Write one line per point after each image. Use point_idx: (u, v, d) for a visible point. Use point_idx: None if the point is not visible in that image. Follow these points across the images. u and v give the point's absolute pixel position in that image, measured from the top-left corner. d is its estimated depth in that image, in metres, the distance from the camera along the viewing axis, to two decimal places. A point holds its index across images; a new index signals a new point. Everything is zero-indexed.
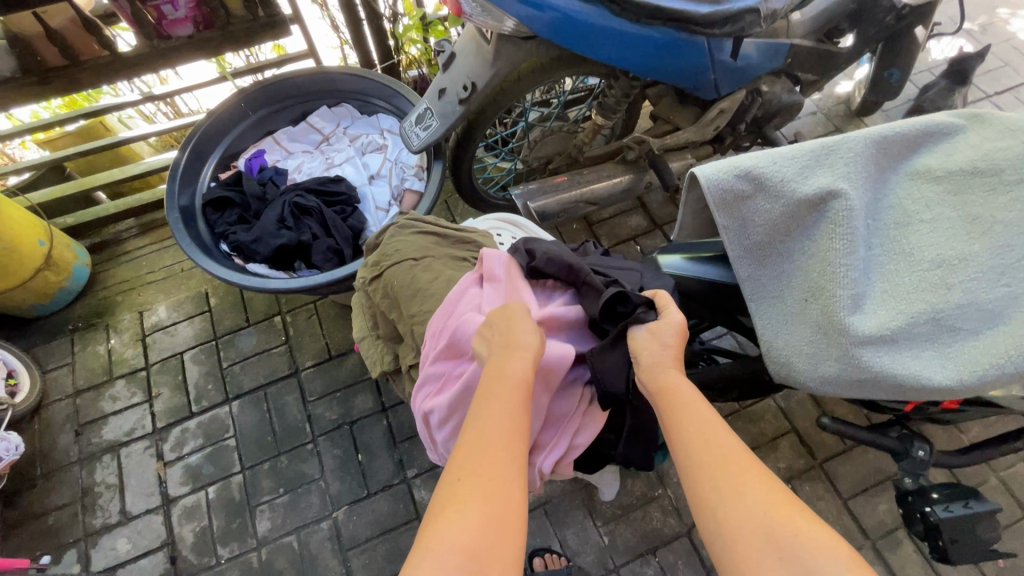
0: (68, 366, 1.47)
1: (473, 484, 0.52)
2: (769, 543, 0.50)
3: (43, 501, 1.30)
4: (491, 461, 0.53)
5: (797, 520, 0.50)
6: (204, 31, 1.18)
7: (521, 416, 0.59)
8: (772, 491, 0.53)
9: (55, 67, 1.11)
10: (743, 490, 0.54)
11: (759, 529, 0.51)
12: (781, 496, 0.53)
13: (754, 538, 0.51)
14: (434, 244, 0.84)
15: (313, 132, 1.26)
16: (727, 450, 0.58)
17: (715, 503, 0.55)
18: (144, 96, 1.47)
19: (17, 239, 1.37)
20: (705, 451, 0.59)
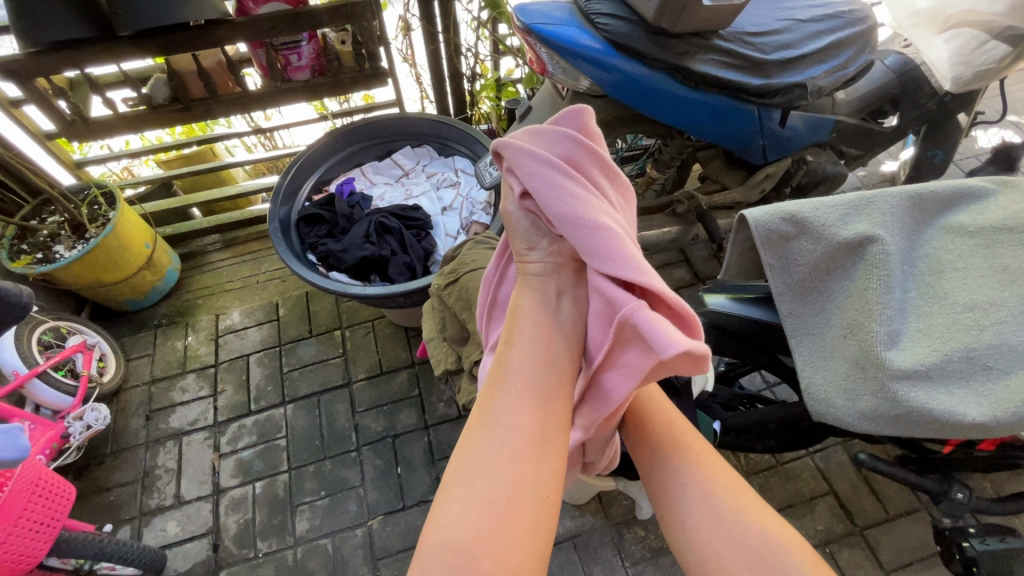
0: (148, 357, 1.62)
1: (482, 478, 0.58)
2: (734, 543, 0.64)
3: (109, 477, 1.41)
4: (504, 427, 0.61)
5: (761, 522, 0.65)
6: (318, 77, 1.39)
7: (531, 384, 0.65)
8: (738, 500, 0.68)
9: (197, 98, 1.33)
10: (709, 495, 0.69)
11: (731, 538, 0.65)
12: (747, 503, 0.68)
13: (721, 539, 0.66)
14: None
15: (395, 168, 1.42)
16: (693, 462, 0.73)
17: (694, 511, 0.69)
18: (252, 129, 1.69)
19: (129, 237, 1.57)
20: (677, 462, 0.73)
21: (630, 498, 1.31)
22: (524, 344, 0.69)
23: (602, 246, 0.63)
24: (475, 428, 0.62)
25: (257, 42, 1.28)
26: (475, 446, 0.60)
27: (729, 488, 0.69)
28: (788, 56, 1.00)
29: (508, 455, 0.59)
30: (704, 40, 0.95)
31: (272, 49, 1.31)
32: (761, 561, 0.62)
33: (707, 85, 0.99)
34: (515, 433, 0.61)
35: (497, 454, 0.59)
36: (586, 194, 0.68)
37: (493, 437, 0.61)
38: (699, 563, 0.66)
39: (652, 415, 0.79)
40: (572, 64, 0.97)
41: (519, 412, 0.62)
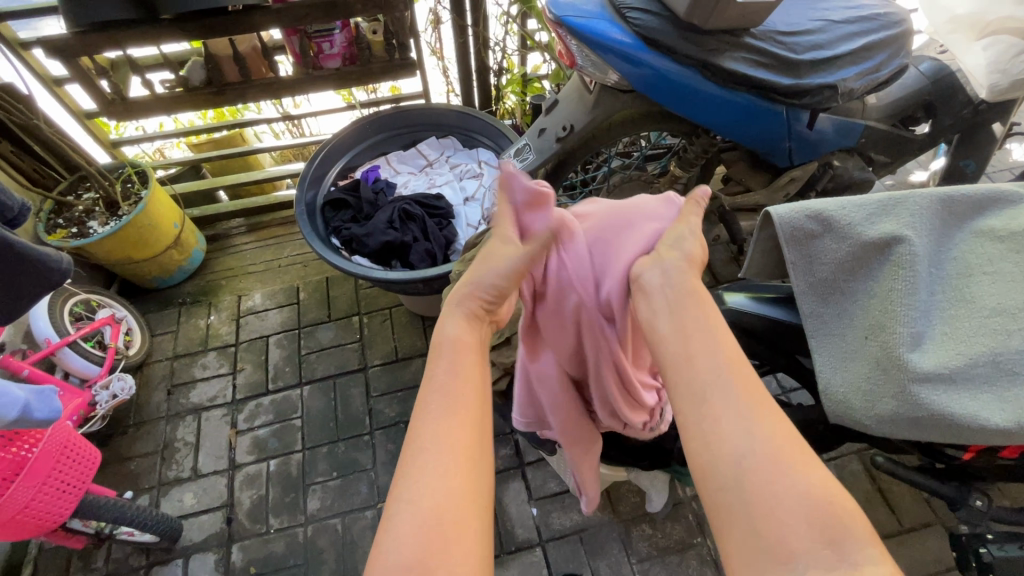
0: (172, 334, 1.67)
1: (426, 498, 0.54)
2: (789, 498, 0.50)
3: (130, 447, 1.45)
4: (441, 437, 0.58)
5: (816, 475, 0.51)
6: (348, 65, 1.42)
7: (463, 387, 0.63)
8: (793, 446, 0.53)
9: (231, 82, 1.37)
10: (761, 434, 0.54)
11: (781, 492, 0.50)
12: (800, 452, 0.53)
13: (770, 489, 0.50)
14: None
15: (420, 158, 1.44)
16: (746, 395, 0.57)
17: (743, 447, 0.53)
18: (281, 115, 1.73)
19: (159, 216, 1.61)
20: (728, 382, 0.57)
21: (639, 496, 1.31)
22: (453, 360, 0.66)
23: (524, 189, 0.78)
24: (412, 453, 0.58)
25: (292, 29, 1.31)
26: (414, 470, 0.56)
27: (784, 431, 0.54)
28: (820, 57, 0.99)
29: (446, 471, 0.56)
30: (736, 38, 0.95)
31: (306, 36, 1.34)
32: (815, 526, 0.48)
33: (736, 83, 0.99)
34: (448, 450, 0.57)
35: (438, 470, 0.55)
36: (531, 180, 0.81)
37: (429, 458, 0.57)
38: (737, 513, 0.51)
39: (695, 336, 0.63)
40: (601, 57, 0.97)
41: (454, 418, 0.60)
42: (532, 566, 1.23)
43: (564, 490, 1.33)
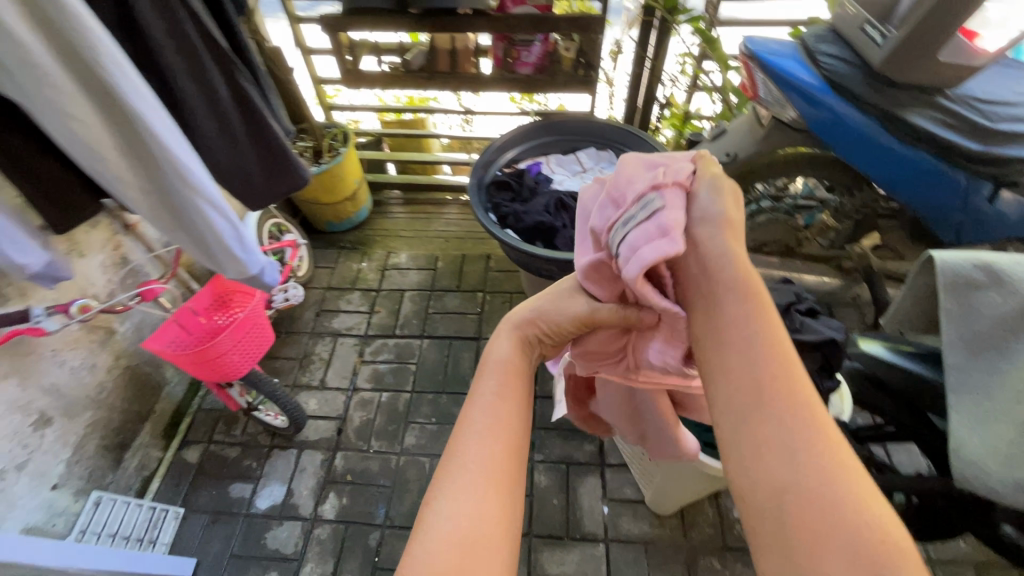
0: (330, 269, 1.96)
1: (463, 512, 0.52)
2: (822, 524, 0.43)
3: (279, 349, 1.73)
4: (478, 468, 0.56)
5: (857, 498, 0.44)
6: (537, 74, 1.62)
7: (500, 420, 0.61)
8: (836, 467, 0.46)
9: (442, 71, 1.64)
10: (802, 454, 0.47)
11: (828, 520, 0.43)
12: (845, 471, 0.46)
13: (805, 513, 0.44)
14: None
15: (577, 163, 1.59)
16: (792, 411, 0.50)
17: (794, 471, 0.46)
18: (464, 108, 1.99)
19: (349, 171, 1.93)
20: (773, 395, 0.51)
21: (714, 529, 1.29)
22: (489, 382, 0.66)
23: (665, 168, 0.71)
24: (449, 467, 0.57)
25: (503, 36, 1.54)
26: (453, 484, 0.55)
27: (833, 450, 0.47)
28: (1019, 129, 0.97)
29: (484, 491, 0.55)
30: (927, 97, 0.98)
31: (511, 44, 1.57)
32: (854, 557, 0.40)
33: (916, 139, 1.02)
34: (488, 468, 0.56)
35: (469, 496, 0.54)
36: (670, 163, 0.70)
37: (466, 472, 0.56)
38: (775, 536, 0.44)
39: (748, 348, 0.55)
40: (784, 94, 1.05)
41: (485, 448, 0.58)
42: (592, 558, 1.27)
43: (639, 500, 1.35)
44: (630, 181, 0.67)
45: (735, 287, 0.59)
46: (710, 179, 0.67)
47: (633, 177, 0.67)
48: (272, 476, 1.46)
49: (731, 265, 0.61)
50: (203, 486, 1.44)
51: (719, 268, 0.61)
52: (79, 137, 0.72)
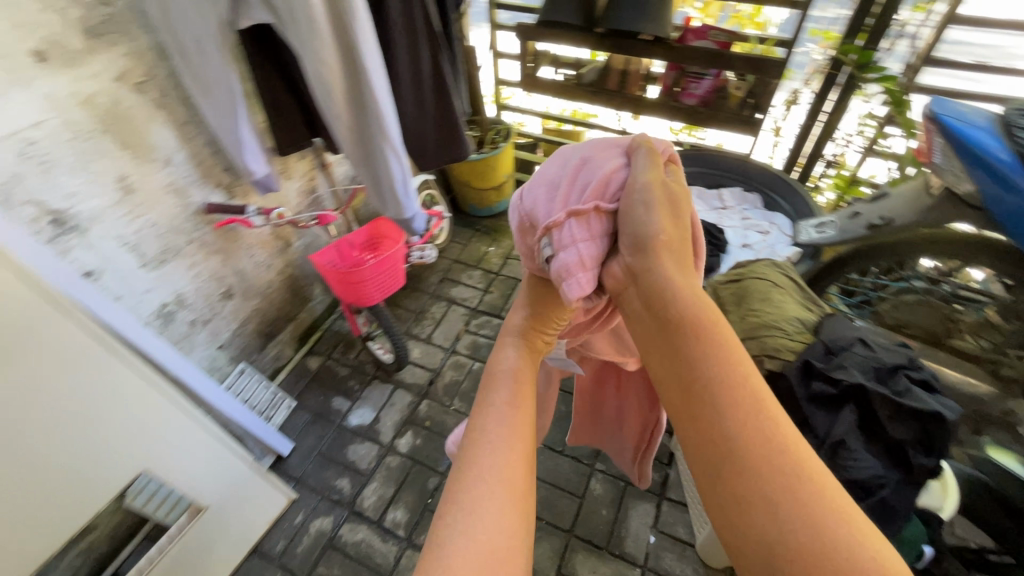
0: (462, 245, 2.17)
1: (484, 532, 0.48)
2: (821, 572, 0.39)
3: (403, 299, 1.97)
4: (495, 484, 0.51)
5: (856, 530, 0.41)
6: (700, 106, 1.66)
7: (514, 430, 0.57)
8: (820, 495, 0.43)
9: (610, 88, 1.76)
10: (786, 488, 0.43)
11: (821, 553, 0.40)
12: (829, 499, 0.43)
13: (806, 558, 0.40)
14: (798, 289, 1.00)
15: (718, 200, 1.60)
16: (767, 446, 0.45)
17: (783, 510, 0.42)
18: (620, 129, 2.08)
19: (502, 164, 2.12)
20: (747, 436, 0.46)
21: None
22: (498, 394, 0.61)
23: (588, 166, 0.66)
24: (460, 489, 0.51)
25: (676, 66, 1.61)
26: (465, 507, 0.50)
27: (811, 486, 0.43)
28: None
29: (502, 505, 0.50)
30: None
31: (683, 74, 1.63)
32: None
33: None
34: (506, 481, 0.52)
35: (485, 516, 0.49)
36: (594, 163, 0.66)
37: (476, 488, 0.51)
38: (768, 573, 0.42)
39: (705, 389, 0.49)
40: (967, 169, 0.98)
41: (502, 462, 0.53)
42: None
43: (689, 543, 1.31)
44: (557, 199, 0.66)
45: (695, 328, 0.52)
46: (640, 183, 0.62)
47: (559, 193, 0.66)
48: (367, 400, 1.67)
49: (686, 291, 0.55)
50: (315, 390, 1.71)
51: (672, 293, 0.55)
52: (325, 84, 0.95)
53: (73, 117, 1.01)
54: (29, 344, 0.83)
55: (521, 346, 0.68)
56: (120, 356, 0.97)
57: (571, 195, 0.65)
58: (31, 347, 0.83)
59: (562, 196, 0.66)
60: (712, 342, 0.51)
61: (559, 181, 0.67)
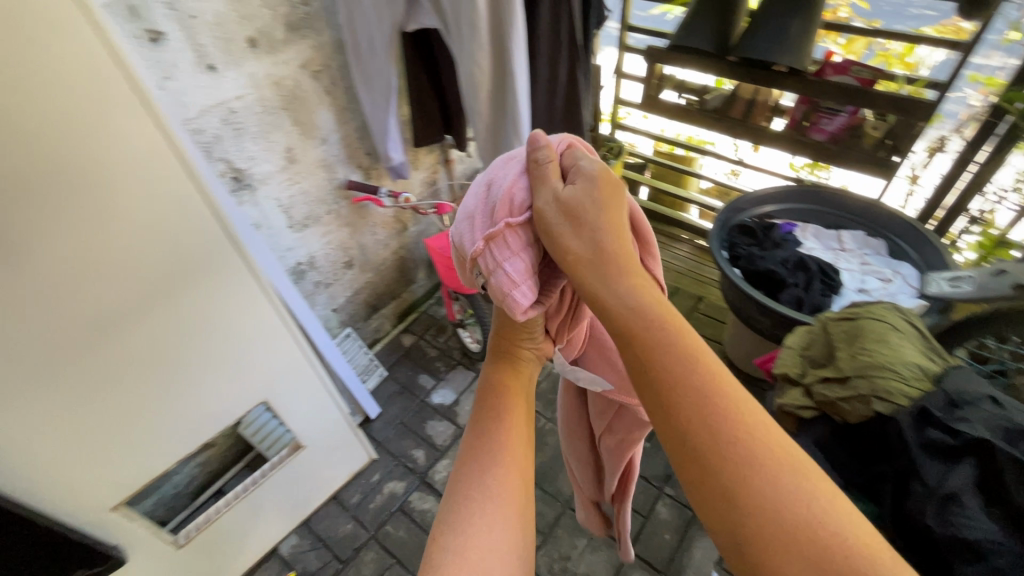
0: None
1: (475, 547, 0.53)
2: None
3: None
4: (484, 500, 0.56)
5: (847, 527, 0.40)
6: (829, 143, 1.61)
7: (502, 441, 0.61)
8: (770, 448, 0.43)
9: (734, 116, 1.76)
10: (738, 449, 0.43)
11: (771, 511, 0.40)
12: (794, 472, 0.42)
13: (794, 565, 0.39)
14: (921, 337, 0.94)
15: (837, 241, 1.52)
16: (715, 413, 0.44)
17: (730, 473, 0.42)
18: (737, 159, 2.05)
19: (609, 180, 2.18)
20: (696, 415, 0.44)
21: None
22: (495, 409, 0.66)
23: (497, 184, 0.62)
24: (456, 501, 0.57)
25: (809, 100, 1.58)
26: (458, 518, 0.55)
27: (758, 445, 0.43)
28: None
29: (492, 517, 0.55)
30: None
31: (815, 108, 1.59)
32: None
33: None
34: (497, 495, 0.57)
35: (478, 536, 0.53)
36: (501, 179, 0.61)
37: (470, 498, 0.57)
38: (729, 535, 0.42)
39: (653, 374, 0.47)
40: None
41: (491, 478, 0.58)
42: None
43: None
44: (472, 224, 0.61)
45: (648, 354, 0.48)
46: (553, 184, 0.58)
47: (473, 217, 0.62)
48: (450, 382, 1.78)
49: (628, 286, 0.52)
50: (405, 364, 1.85)
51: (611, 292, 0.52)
52: (474, 85, 1.07)
53: (265, 94, 1.20)
54: (215, 280, 1.02)
55: (496, 363, 0.72)
56: (273, 297, 1.15)
57: (482, 220, 0.60)
58: (211, 283, 1.02)
59: (476, 221, 0.61)
60: (669, 346, 0.48)
61: (472, 204, 0.63)
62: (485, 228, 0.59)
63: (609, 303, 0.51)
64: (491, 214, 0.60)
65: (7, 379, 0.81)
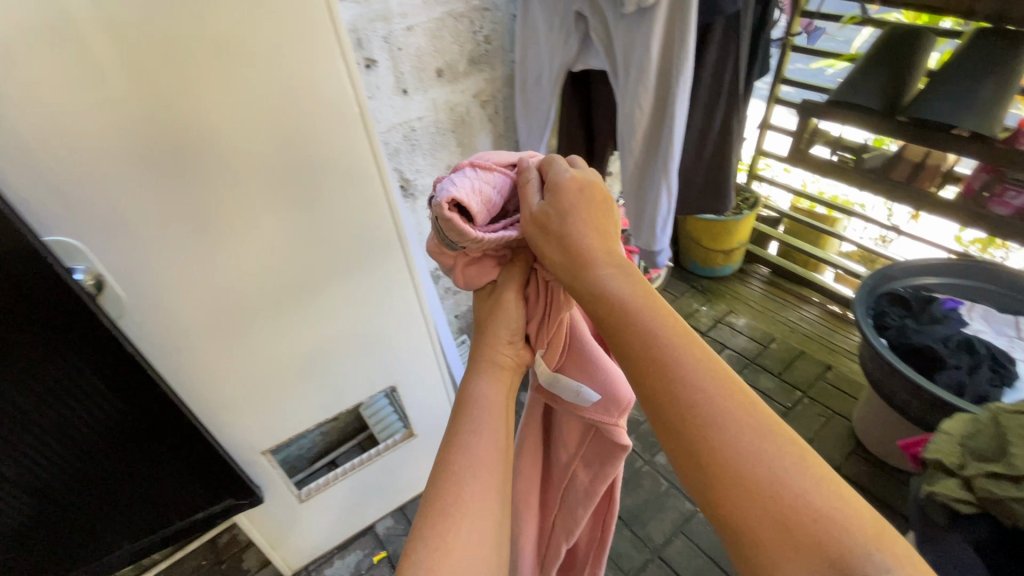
0: (673, 296, 2.26)
1: (466, 520, 0.60)
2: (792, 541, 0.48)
3: None
4: (473, 478, 0.64)
5: (821, 497, 0.49)
6: (1014, 218, 1.44)
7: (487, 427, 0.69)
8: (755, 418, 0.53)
9: (896, 178, 1.64)
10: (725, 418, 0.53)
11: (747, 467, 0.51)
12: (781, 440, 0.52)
13: (768, 531, 0.49)
14: None
15: (1012, 327, 1.35)
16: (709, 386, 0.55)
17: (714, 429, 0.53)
18: (890, 224, 1.90)
19: (739, 231, 2.13)
20: (684, 389, 0.56)
21: None
22: (469, 421, 0.69)
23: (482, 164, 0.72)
24: (431, 520, 0.60)
25: (993, 169, 1.43)
26: (432, 540, 0.58)
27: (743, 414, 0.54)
28: None
29: (481, 496, 0.63)
30: None
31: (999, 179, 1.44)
32: (823, 558, 0.47)
33: None
34: (483, 474, 0.64)
35: (468, 512, 0.61)
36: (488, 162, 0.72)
37: (446, 518, 0.60)
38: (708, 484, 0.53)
39: (652, 360, 0.58)
40: None
41: (481, 459, 0.66)
42: None
43: None
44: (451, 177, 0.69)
45: (643, 368, 0.58)
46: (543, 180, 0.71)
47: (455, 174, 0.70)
48: None
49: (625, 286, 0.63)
50: None
51: (609, 290, 0.63)
52: (630, 123, 1.13)
53: (440, 117, 1.37)
54: (379, 272, 1.19)
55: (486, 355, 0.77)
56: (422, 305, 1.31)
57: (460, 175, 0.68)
58: (375, 279, 1.19)
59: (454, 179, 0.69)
60: (667, 353, 0.58)
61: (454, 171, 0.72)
62: (462, 180, 0.68)
63: (597, 303, 0.63)
64: (471, 174, 0.69)
65: (225, 322, 1.03)
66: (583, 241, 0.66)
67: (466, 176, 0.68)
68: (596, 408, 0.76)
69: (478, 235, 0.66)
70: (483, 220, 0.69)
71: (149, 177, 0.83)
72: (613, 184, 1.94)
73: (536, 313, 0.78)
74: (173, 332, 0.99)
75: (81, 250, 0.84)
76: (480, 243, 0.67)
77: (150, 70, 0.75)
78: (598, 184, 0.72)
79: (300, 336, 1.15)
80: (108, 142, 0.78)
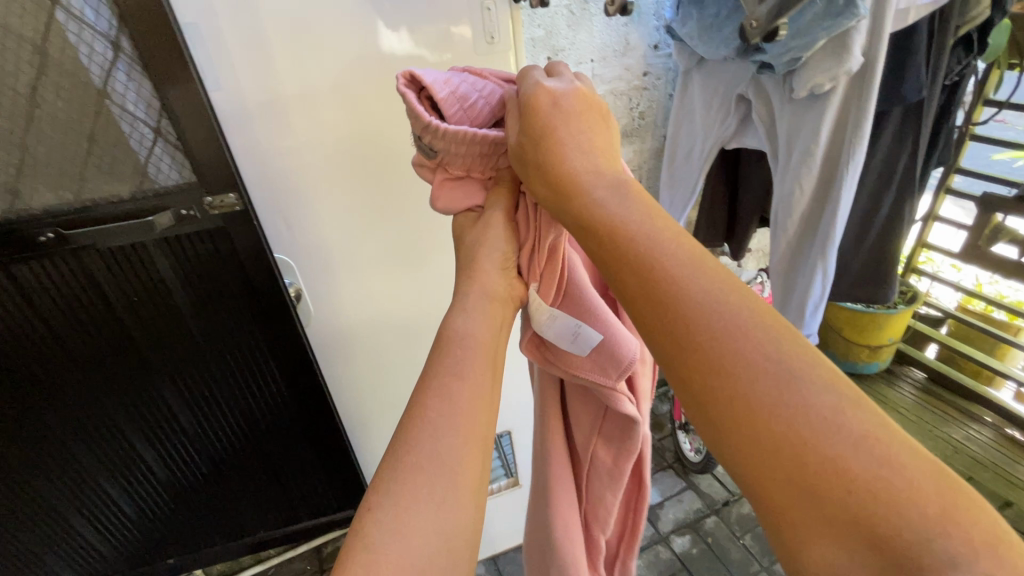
0: None
1: (425, 493, 0.50)
2: None
3: None
4: (445, 448, 0.53)
5: None
6: None
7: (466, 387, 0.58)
8: None
9: None
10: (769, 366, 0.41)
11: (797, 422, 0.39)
12: None
13: None
14: None
15: None
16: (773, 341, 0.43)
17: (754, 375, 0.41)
18: None
19: (891, 327, 1.92)
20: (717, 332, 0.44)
21: None
22: (454, 360, 0.60)
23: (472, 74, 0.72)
24: (394, 490, 0.50)
25: None
26: (394, 508, 0.49)
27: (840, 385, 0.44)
28: None
29: (449, 466, 0.52)
30: None
31: None
32: None
33: None
34: (457, 442, 0.54)
35: (430, 483, 0.51)
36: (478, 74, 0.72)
37: (419, 473, 0.51)
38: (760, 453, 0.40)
39: (667, 303, 0.47)
40: None
41: (455, 428, 0.55)
42: None
43: None
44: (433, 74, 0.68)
45: (654, 307, 0.48)
46: (526, 78, 0.67)
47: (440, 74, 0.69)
48: None
49: (630, 206, 0.54)
50: None
51: (613, 207, 0.55)
52: (787, 204, 1.11)
53: None
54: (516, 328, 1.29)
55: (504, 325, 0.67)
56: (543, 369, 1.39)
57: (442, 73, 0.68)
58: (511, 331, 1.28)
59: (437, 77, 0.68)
60: (678, 282, 0.47)
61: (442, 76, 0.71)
62: (442, 76, 0.67)
63: (589, 227, 0.55)
64: (454, 75, 0.68)
65: (389, 345, 1.20)
66: (577, 162, 0.60)
67: (447, 74, 0.67)
68: (594, 369, 0.68)
69: (446, 129, 0.64)
70: (457, 118, 0.66)
71: (362, 215, 1.04)
72: (748, 262, 1.88)
73: (527, 245, 0.70)
74: (349, 346, 1.17)
75: (293, 267, 1.04)
76: (449, 139, 0.65)
77: (360, 131, 0.96)
78: (585, 91, 0.65)
79: (416, 356, 1.24)
80: (341, 187, 1.00)
